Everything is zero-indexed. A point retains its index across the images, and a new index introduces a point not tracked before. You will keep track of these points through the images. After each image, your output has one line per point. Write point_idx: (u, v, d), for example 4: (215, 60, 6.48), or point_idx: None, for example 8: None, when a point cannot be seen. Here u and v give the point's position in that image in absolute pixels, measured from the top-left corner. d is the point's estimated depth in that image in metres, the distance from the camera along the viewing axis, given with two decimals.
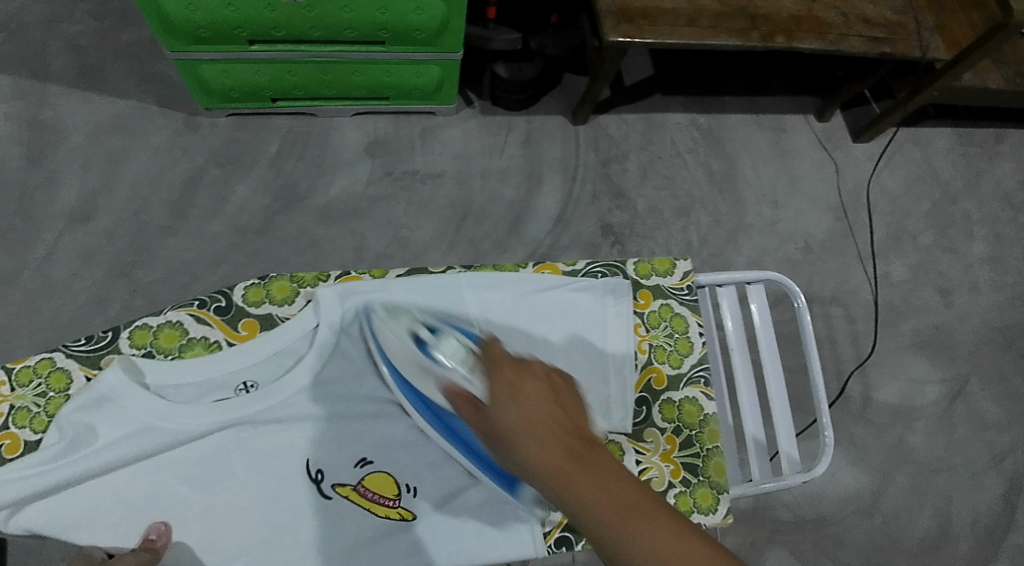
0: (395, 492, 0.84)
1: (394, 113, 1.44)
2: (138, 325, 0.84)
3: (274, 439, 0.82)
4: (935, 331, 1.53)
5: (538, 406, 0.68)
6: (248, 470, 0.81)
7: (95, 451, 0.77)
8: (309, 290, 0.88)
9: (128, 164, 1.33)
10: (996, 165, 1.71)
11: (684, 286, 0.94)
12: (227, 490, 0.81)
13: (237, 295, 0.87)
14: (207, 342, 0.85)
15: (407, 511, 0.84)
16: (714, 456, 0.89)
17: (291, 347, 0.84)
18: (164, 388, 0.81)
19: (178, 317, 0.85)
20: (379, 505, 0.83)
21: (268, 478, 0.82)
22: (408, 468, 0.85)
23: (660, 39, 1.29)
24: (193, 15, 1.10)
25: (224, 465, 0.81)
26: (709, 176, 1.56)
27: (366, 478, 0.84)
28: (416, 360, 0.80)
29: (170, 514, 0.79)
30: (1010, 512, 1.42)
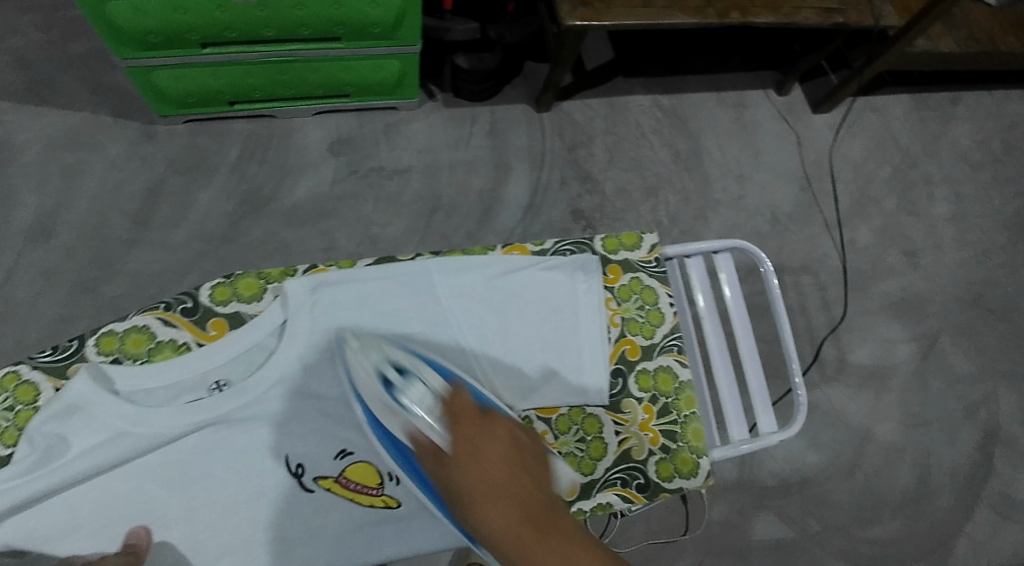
0: (378, 480, 0.84)
1: (356, 111, 1.43)
2: (104, 331, 0.82)
3: (251, 437, 0.82)
4: (905, 292, 1.56)
5: (501, 471, 0.73)
6: (227, 470, 0.81)
7: (69, 461, 0.77)
8: (277, 286, 0.86)
9: (86, 177, 1.30)
10: (952, 127, 1.75)
11: (652, 259, 0.94)
12: (207, 490, 0.81)
13: (204, 295, 0.85)
14: (175, 345, 0.83)
15: (391, 499, 0.84)
16: (691, 422, 0.90)
17: (262, 344, 0.83)
18: (136, 393, 0.80)
19: (145, 321, 0.83)
20: (362, 495, 0.84)
21: (248, 477, 0.82)
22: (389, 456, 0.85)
23: (618, 21, 1.30)
24: (143, 21, 1.08)
25: (203, 466, 0.81)
26: (675, 155, 1.57)
27: (350, 467, 0.84)
28: (380, 400, 0.78)
29: (150, 518, 0.79)
30: (987, 460, 1.45)
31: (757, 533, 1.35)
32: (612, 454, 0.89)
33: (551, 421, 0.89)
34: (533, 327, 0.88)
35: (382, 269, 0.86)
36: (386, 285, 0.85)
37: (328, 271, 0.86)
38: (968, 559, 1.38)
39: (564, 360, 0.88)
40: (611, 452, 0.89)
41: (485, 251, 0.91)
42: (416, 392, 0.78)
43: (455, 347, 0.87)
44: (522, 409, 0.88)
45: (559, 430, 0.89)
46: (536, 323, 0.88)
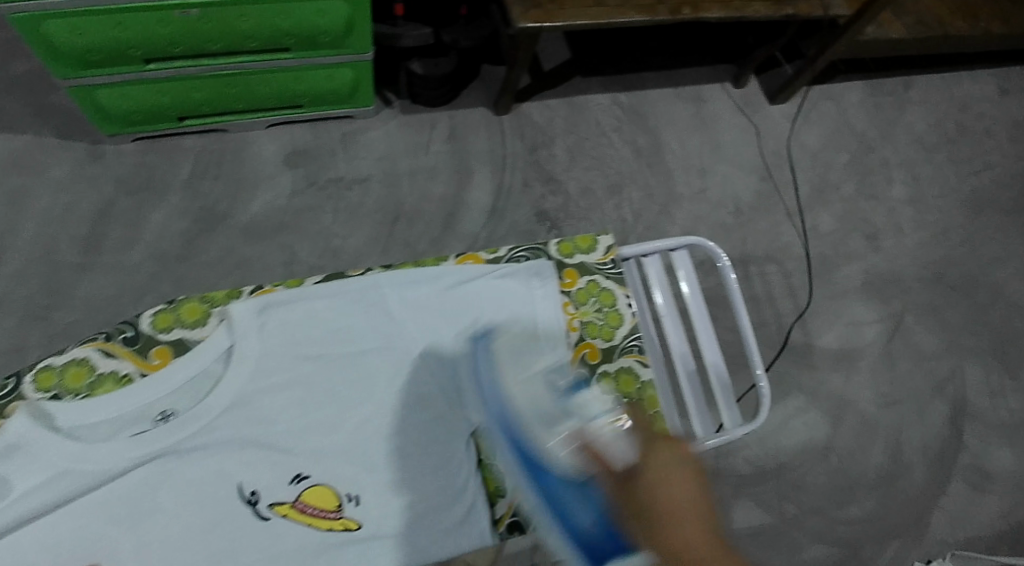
0: (337, 503, 0.80)
1: (311, 122, 1.41)
2: (42, 367, 0.80)
3: (201, 466, 0.79)
4: (869, 275, 1.58)
5: (692, 494, 0.65)
6: (179, 501, 0.78)
7: (10, 503, 0.74)
8: (221, 309, 0.85)
9: (32, 202, 1.27)
10: (906, 111, 1.77)
11: (608, 261, 0.94)
12: (158, 525, 0.77)
13: (145, 323, 0.83)
14: (117, 376, 0.81)
15: (352, 521, 0.80)
16: (658, 420, 0.88)
17: (209, 369, 0.82)
18: (78, 429, 0.78)
19: (84, 353, 0.81)
20: (322, 519, 0.80)
21: (200, 507, 0.78)
22: (348, 476, 0.81)
23: (570, 21, 1.29)
24: (81, 40, 1.06)
25: (153, 499, 0.78)
26: (636, 152, 1.57)
27: (308, 493, 0.80)
28: (543, 411, 0.76)
29: (97, 558, 0.75)
30: (957, 435, 1.47)
31: (736, 523, 1.35)
32: None
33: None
34: (492, 335, 0.86)
35: (330, 288, 0.85)
36: (335, 304, 0.85)
37: (275, 291, 0.86)
38: (945, 534, 1.39)
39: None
40: None
41: (437, 262, 0.90)
42: (591, 404, 0.74)
43: (413, 361, 0.85)
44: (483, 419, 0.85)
45: None
46: (496, 329, 0.86)
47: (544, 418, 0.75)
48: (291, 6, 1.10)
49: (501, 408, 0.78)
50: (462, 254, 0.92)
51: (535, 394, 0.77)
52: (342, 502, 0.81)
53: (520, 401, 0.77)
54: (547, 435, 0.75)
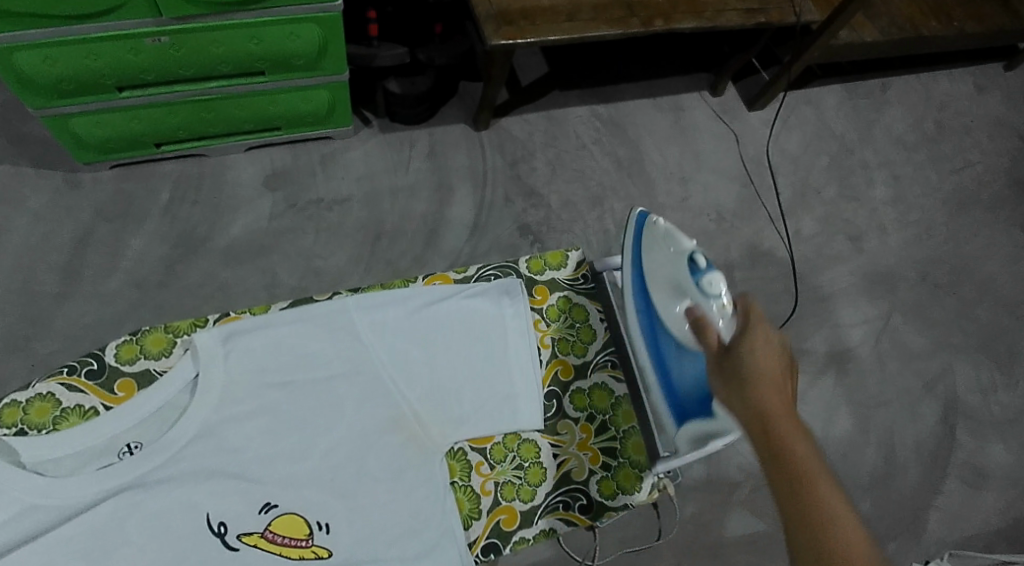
0: (307, 531, 0.80)
1: (290, 144, 1.41)
2: (7, 403, 0.81)
3: (167, 498, 0.78)
4: (854, 277, 1.58)
5: (772, 365, 0.76)
6: (144, 535, 0.76)
7: None
8: (186, 339, 0.87)
9: (10, 233, 1.27)
10: (885, 113, 1.78)
11: (578, 276, 0.99)
12: (124, 559, 0.75)
13: (110, 355, 0.85)
14: (82, 410, 0.82)
15: (322, 549, 0.80)
16: (631, 436, 0.92)
17: (175, 399, 0.82)
18: (42, 464, 0.78)
19: (48, 388, 0.82)
20: (291, 548, 0.79)
21: (167, 540, 0.77)
22: (318, 504, 0.81)
23: (543, 37, 1.30)
24: (53, 70, 1.06)
25: (119, 533, 0.76)
26: (616, 163, 1.58)
27: (277, 521, 0.80)
28: (673, 280, 0.85)
29: None
30: (950, 434, 1.46)
31: (731, 531, 1.33)
32: (552, 478, 0.90)
33: (486, 451, 0.89)
34: (458, 357, 0.89)
35: (297, 313, 0.86)
36: (303, 329, 0.85)
37: (242, 319, 0.88)
38: (943, 534, 1.38)
39: (496, 387, 0.89)
40: (550, 476, 0.90)
41: (406, 284, 0.93)
42: (720, 285, 0.81)
43: (380, 384, 0.86)
44: (453, 442, 0.87)
45: (495, 459, 0.89)
46: (462, 352, 0.89)
47: (671, 290, 0.85)
48: (263, 31, 1.11)
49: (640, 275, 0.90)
50: (431, 274, 0.95)
51: (666, 269, 0.86)
52: (314, 528, 0.80)
53: (657, 274, 0.87)
54: (668, 305, 0.86)
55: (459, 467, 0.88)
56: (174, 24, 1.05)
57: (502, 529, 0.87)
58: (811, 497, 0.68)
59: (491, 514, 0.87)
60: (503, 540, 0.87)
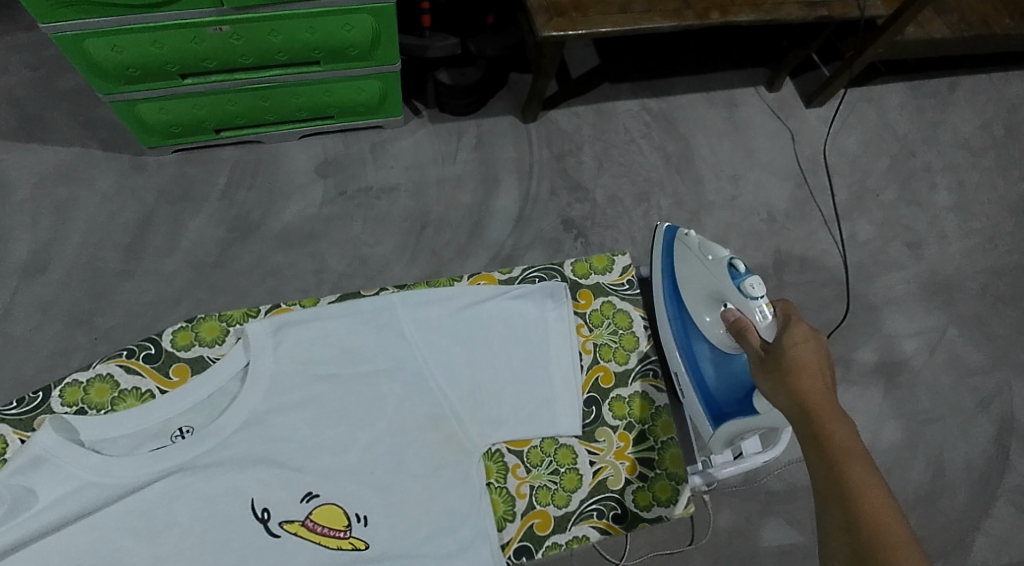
0: (345, 522, 0.82)
1: (342, 132, 1.44)
2: (69, 382, 0.85)
3: (215, 481, 0.81)
4: (909, 284, 1.54)
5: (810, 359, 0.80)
6: (193, 516, 0.80)
7: (36, 513, 0.77)
8: (238, 328, 0.89)
9: (78, 211, 1.33)
10: (951, 114, 1.72)
11: (624, 281, 0.98)
12: (173, 538, 0.79)
13: (166, 340, 0.88)
14: (139, 393, 0.86)
15: (359, 540, 0.82)
16: (669, 447, 0.91)
17: (225, 387, 0.85)
18: (100, 443, 0.82)
19: (108, 369, 0.86)
20: (330, 538, 0.82)
21: (213, 522, 0.81)
22: (357, 496, 0.83)
23: (595, 29, 1.29)
24: (120, 56, 1.11)
25: (169, 513, 0.80)
26: (665, 159, 1.56)
27: (318, 511, 0.82)
28: (705, 290, 0.93)
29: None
30: (1003, 453, 1.41)
31: (765, 540, 1.31)
32: (588, 485, 0.89)
33: (523, 454, 0.89)
34: (500, 359, 0.90)
35: (344, 306, 0.87)
36: (349, 324, 0.87)
37: (291, 310, 0.89)
38: (988, 557, 1.34)
39: (535, 391, 0.90)
40: (586, 483, 0.89)
41: (452, 283, 0.94)
42: (760, 287, 0.88)
43: (421, 382, 0.87)
44: (490, 443, 0.88)
45: (532, 463, 0.89)
46: (504, 354, 0.90)
47: (708, 299, 0.93)
48: (320, 21, 1.13)
49: (669, 285, 0.98)
50: (476, 273, 0.95)
51: (703, 278, 0.93)
52: (352, 520, 0.83)
53: (692, 282, 0.95)
54: (701, 312, 0.94)
55: (496, 468, 0.89)
56: (235, 14, 1.08)
57: (535, 533, 0.87)
58: (844, 469, 0.71)
59: (525, 517, 0.87)
60: (535, 544, 0.86)
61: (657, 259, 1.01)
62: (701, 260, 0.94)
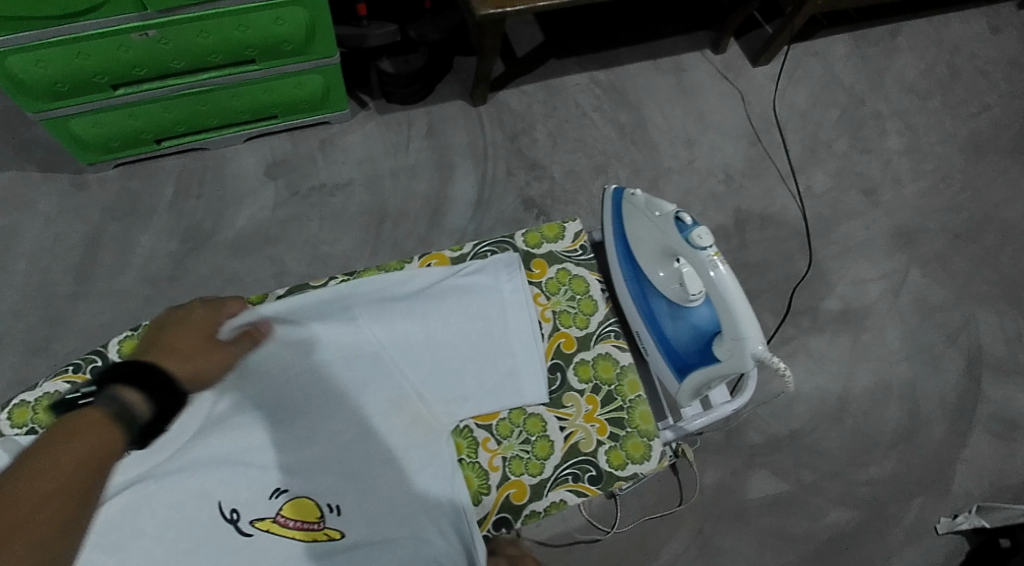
0: (318, 514, 0.81)
1: (288, 132, 1.41)
2: (16, 403, 0.82)
3: (178, 488, 0.77)
4: (869, 230, 1.55)
5: None
6: (159, 525, 0.76)
7: None
8: None
9: (22, 237, 1.28)
10: (896, 60, 1.74)
11: (577, 247, 0.97)
12: (141, 550, 0.75)
13: (113, 351, 0.85)
14: None
15: (334, 531, 0.80)
16: (638, 405, 0.90)
17: None
18: None
19: (54, 386, 0.83)
20: (303, 533, 0.80)
21: (178, 529, 0.77)
22: (327, 488, 0.82)
23: (534, 3, 1.27)
24: (46, 71, 1.07)
25: (133, 525, 0.76)
26: (618, 130, 1.55)
27: (288, 505, 0.80)
28: (656, 246, 0.92)
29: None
30: (975, 385, 1.43)
31: (752, 493, 1.32)
32: (560, 451, 0.88)
33: (492, 427, 0.89)
34: (459, 338, 0.89)
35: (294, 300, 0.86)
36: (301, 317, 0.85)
37: None
38: (970, 488, 1.36)
39: (500, 368, 0.89)
40: (558, 449, 0.88)
41: (403, 265, 0.93)
42: (709, 237, 0.85)
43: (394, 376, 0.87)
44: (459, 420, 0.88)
45: (502, 435, 0.88)
46: (468, 334, 0.89)
47: (660, 255, 0.92)
48: (250, 18, 1.10)
49: (622, 246, 0.99)
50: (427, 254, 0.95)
51: (652, 235, 0.92)
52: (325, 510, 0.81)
53: (643, 240, 0.94)
54: (654, 269, 0.94)
55: (467, 444, 0.88)
56: (160, 17, 1.05)
57: (512, 503, 0.86)
58: None
59: (501, 488, 0.87)
60: (513, 514, 0.86)
61: (608, 221, 1.00)
62: (649, 218, 0.92)
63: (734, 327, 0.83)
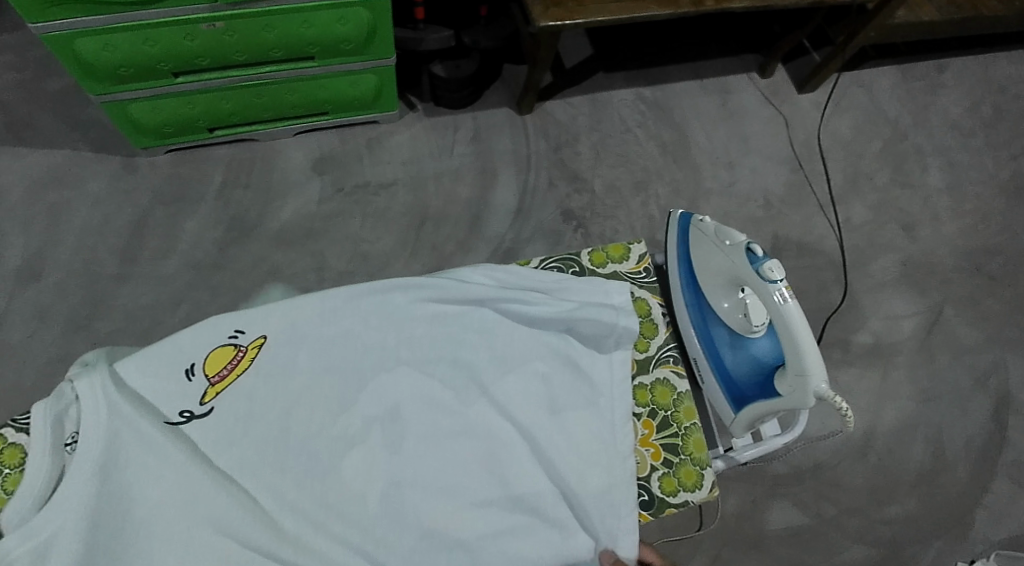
0: (233, 356, 0.82)
1: (337, 129, 1.43)
2: None
3: (219, 426, 0.78)
4: (904, 266, 1.55)
5: None
6: (257, 413, 0.79)
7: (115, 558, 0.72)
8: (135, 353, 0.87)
9: (72, 215, 1.30)
10: (941, 96, 1.73)
11: (640, 269, 0.99)
12: (299, 411, 0.79)
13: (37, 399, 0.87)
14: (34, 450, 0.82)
15: (256, 344, 0.83)
16: (692, 433, 0.91)
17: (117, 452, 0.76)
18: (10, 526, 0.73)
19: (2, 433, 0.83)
20: (231, 375, 0.81)
21: (272, 412, 0.79)
22: (274, 429, 0.78)
23: (592, 18, 1.28)
24: (112, 55, 1.08)
25: (252, 404, 0.79)
26: (661, 147, 1.55)
27: (207, 369, 0.82)
28: (722, 275, 0.93)
29: (311, 404, 0.80)
30: (1002, 430, 1.42)
31: (773, 523, 1.32)
32: None
33: None
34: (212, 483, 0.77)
35: (103, 414, 0.77)
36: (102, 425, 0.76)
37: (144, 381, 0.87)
38: (990, 534, 1.34)
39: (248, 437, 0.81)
40: None
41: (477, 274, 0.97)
42: (780, 271, 0.86)
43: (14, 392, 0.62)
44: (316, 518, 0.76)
45: None
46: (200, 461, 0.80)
47: (726, 283, 0.94)
48: (315, 16, 1.11)
49: (688, 272, 0.99)
50: None
51: (719, 262, 0.94)
52: (236, 341, 0.83)
53: (709, 266, 0.95)
54: (720, 298, 0.95)
55: None
56: (228, 10, 1.06)
57: None
58: None
59: None
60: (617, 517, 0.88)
61: (672, 245, 1.02)
62: (718, 246, 0.93)
63: (800, 363, 0.85)
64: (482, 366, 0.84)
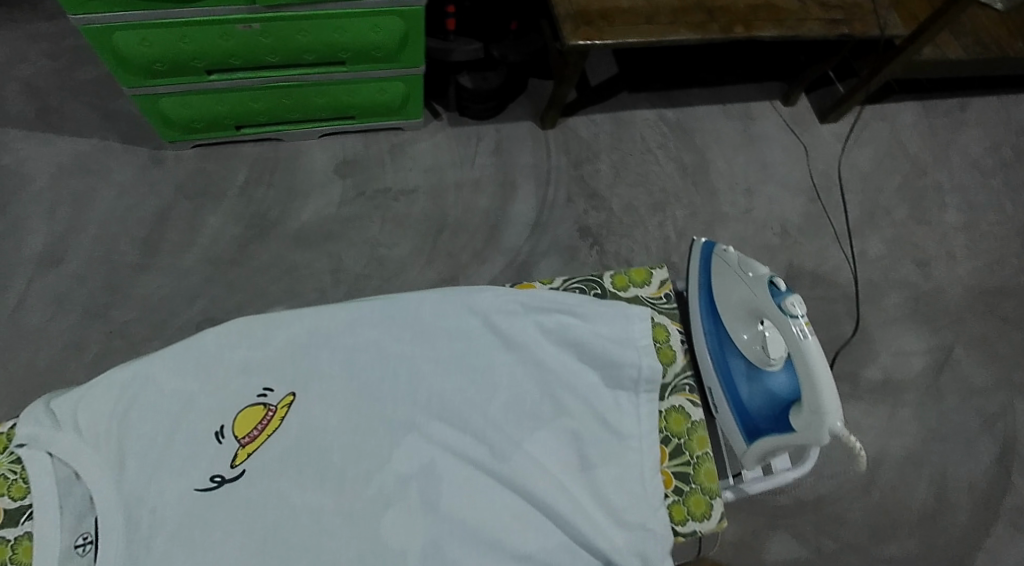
0: (262, 414, 0.80)
1: (362, 133, 1.44)
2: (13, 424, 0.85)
3: (253, 488, 0.76)
4: (916, 302, 1.55)
5: None
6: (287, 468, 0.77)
7: None
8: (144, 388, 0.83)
9: (96, 203, 1.32)
10: (962, 134, 1.74)
11: (661, 295, 1.00)
12: (331, 464, 0.77)
13: None
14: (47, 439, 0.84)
15: (284, 401, 0.81)
16: (703, 462, 0.91)
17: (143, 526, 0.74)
18: None
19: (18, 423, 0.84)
20: (258, 438, 0.79)
21: (304, 464, 0.77)
22: (306, 486, 0.76)
23: (620, 39, 1.29)
24: (149, 50, 1.10)
25: (281, 463, 0.77)
26: (681, 170, 1.56)
27: (236, 431, 0.79)
28: (744, 307, 0.95)
29: (341, 455, 0.78)
30: (1006, 473, 1.42)
31: (771, 553, 1.32)
32: None
33: None
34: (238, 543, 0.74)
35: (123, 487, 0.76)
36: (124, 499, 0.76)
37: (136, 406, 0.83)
38: None
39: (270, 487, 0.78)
40: None
41: None
42: (800, 307, 0.88)
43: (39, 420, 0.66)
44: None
45: None
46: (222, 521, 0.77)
47: (746, 315, 0.95)
48: (350, 22, 1.13)
49: (708, 303, 1.00)
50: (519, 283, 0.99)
51: (741, 294, 0.95)
52: (265, 399, 0.81)
53: (730, 297, 0.97)
54: (740, 330, 0.96)
55: None
56: (265, 12, 1.08)
57: None
58: None
59: None
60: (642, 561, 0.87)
61: (694, 273, 1.03)
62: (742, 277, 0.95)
63: (817, 399, 0.86)
64: (515, 421, 0.82)
